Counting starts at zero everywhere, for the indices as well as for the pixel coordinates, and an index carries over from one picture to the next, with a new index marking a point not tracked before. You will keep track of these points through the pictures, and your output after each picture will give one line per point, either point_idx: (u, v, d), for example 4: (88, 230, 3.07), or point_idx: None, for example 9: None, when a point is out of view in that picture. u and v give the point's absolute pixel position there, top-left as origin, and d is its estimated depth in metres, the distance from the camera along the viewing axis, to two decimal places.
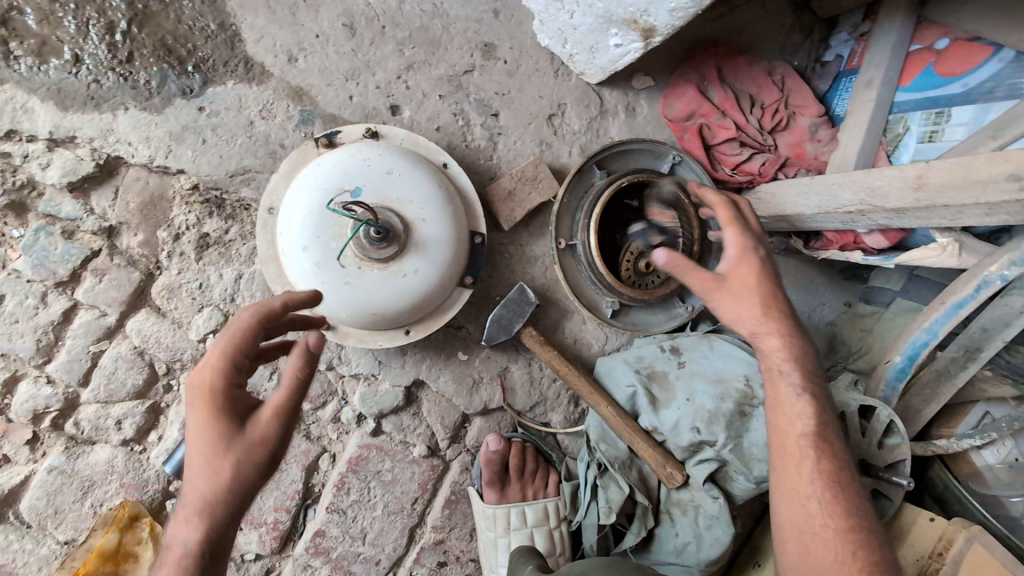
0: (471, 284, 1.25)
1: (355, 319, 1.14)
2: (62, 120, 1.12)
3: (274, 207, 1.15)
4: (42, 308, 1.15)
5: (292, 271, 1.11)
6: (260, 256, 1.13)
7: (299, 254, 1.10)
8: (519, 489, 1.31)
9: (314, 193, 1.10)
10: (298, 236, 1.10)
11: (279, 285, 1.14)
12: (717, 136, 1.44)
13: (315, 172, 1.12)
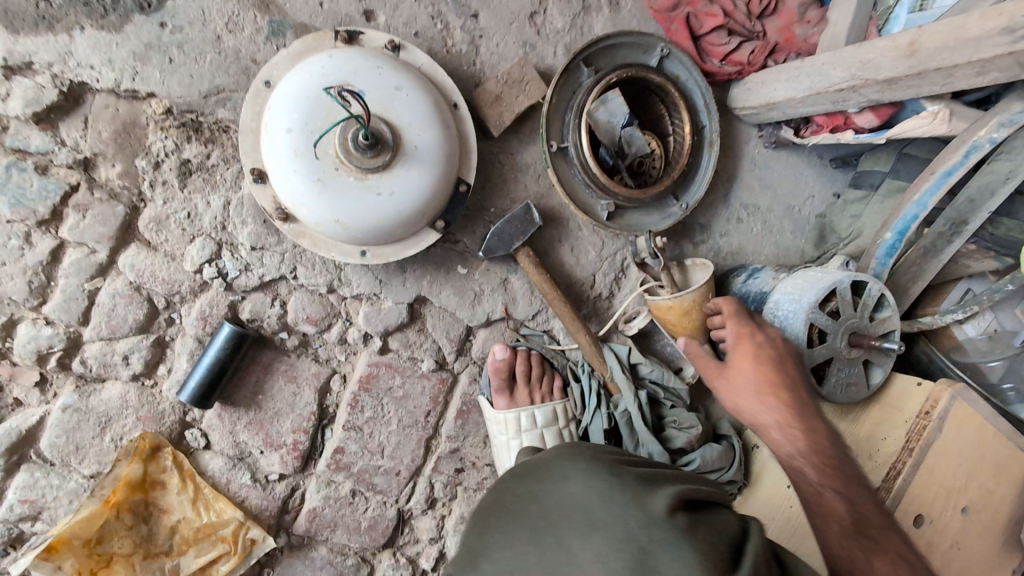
0: (443, 229, 1.23)
1: (314, 220, 1.11)
2: (16, 45, 1.06)
3: (270, 81, 1.10)
4: (29, 249, 1.12)
5: (267, 150, 1.08)
6: (243, 123, 1.10)
7: (278, 136, 1.06)
8: (527, 392, 1.34)
9: (314, 80, 1.06)
10: (283, 116, 1.06)
11: (251, 160, 1.11)
12: (705, 25, 1.40)
13: (322, 63, 1.08)
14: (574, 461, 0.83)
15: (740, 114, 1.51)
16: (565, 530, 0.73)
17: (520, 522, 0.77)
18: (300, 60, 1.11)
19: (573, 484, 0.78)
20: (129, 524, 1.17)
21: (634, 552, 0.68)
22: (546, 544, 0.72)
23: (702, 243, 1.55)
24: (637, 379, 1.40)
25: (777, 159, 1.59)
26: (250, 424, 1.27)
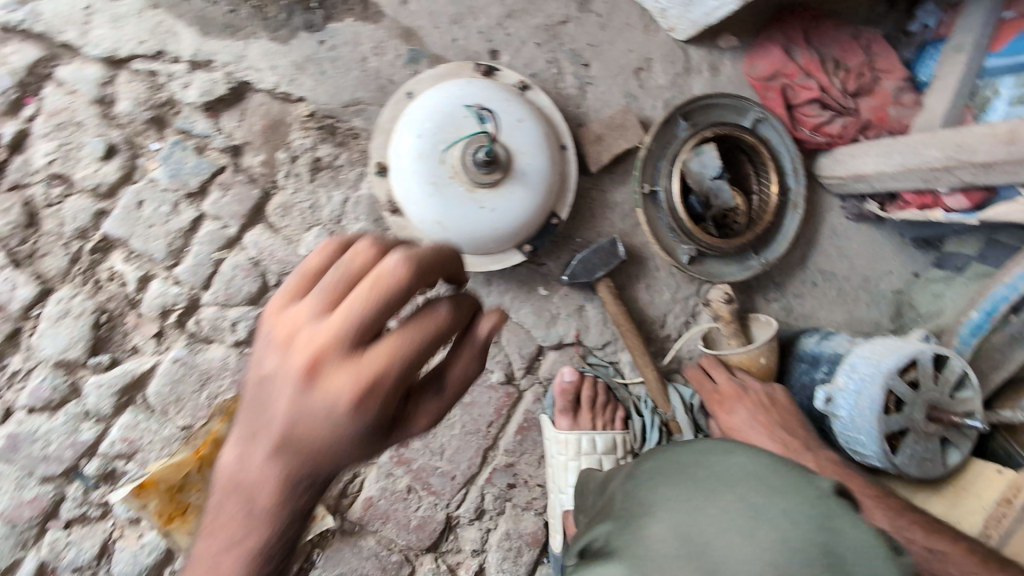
0: (527, 253, 1.32)
1: (419, 218, 1.22)
2: (203, 45, 1.24)
3: (412, 93, 1.25)
4: (175, 216, 1.27)
5: (394, 151, 1.22)
6: (379, 122, 1.24)
7: (408, 141, 1.20)
8: (590, 418, 1.40)
9: (450, 101, 1.21)
10: (417, 124, 1.20)
11: (378, 154, 1.24)
12: (800, 96, 1.48)
13: (458, 88, 1.23)
14: (732, 444, 0.64)
15: (825, 182, 1.58)
16: (734, 495, 0.56)
17: (679, 484, 0.58)
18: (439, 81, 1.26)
19: (738, 458, 0.60)
20: (207, 479, 1.26)
21: (753, 512, 0.54)
22: (699, 502, 0.56)
23: (775, 301, 1.58)
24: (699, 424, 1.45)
25: (858, 231, 1.62)
26: None
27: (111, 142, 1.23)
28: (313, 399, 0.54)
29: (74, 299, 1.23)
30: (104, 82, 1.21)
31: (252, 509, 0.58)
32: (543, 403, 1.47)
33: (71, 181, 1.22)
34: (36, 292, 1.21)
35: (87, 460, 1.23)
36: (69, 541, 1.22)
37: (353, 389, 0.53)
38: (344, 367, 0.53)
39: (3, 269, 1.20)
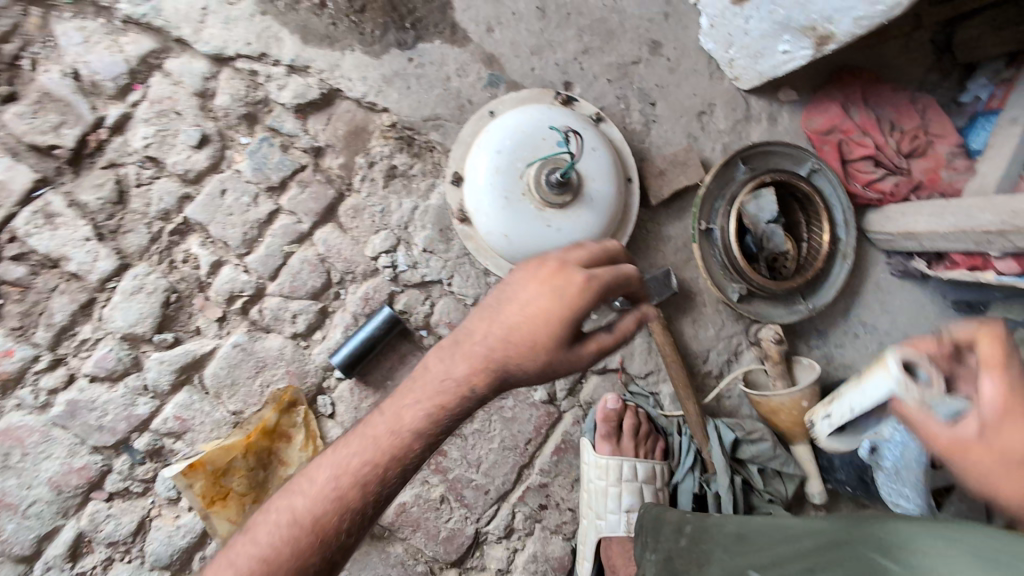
0: None
1: (487, 228, 1.28)
2: (302, 52, 1.32)
3: (495, 112, 1.36)
4: (253, 206, 1.33)
5: (473, 162, 1.30)
6: (461, 136, 1.35)
7: (488, 154, 1.28)
8: (632, 446, 1.40)
9: (532, 123, 1.30)
10: (498, 141, 1.29)
11: (456, 164, 1.35)
12: (855, 153, 1.54)
13: (540, 113, 1.32)
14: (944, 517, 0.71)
15: (874, 238, 1.61)
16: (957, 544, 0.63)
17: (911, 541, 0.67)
18: (522, 104, 1.36)
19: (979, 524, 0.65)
20: (251, 465, 1.27)
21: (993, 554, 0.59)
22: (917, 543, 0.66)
23: (816, 349, 1.60)
24: (742, 464, 1.47)
25: (901, 289, 1.66)
26: (374, 405, 1.37)
27: (205, 133, 1.30)
28: (543, 282, 0.83)
29: (149, 276, 1.27)
30: (207, 77, 1.29)
31: (439, 412, 0.85)
32: (582, 426, 1.48)
33: (162, 165, 1.29)
34: (114, 266, 1.26)
35: (138, 435, 1.25)
36: (108, 515, 1.23)
37: (577, 284, 0.82)
38: (574, 260, 0.84)
39: (87, 241, 1.25)
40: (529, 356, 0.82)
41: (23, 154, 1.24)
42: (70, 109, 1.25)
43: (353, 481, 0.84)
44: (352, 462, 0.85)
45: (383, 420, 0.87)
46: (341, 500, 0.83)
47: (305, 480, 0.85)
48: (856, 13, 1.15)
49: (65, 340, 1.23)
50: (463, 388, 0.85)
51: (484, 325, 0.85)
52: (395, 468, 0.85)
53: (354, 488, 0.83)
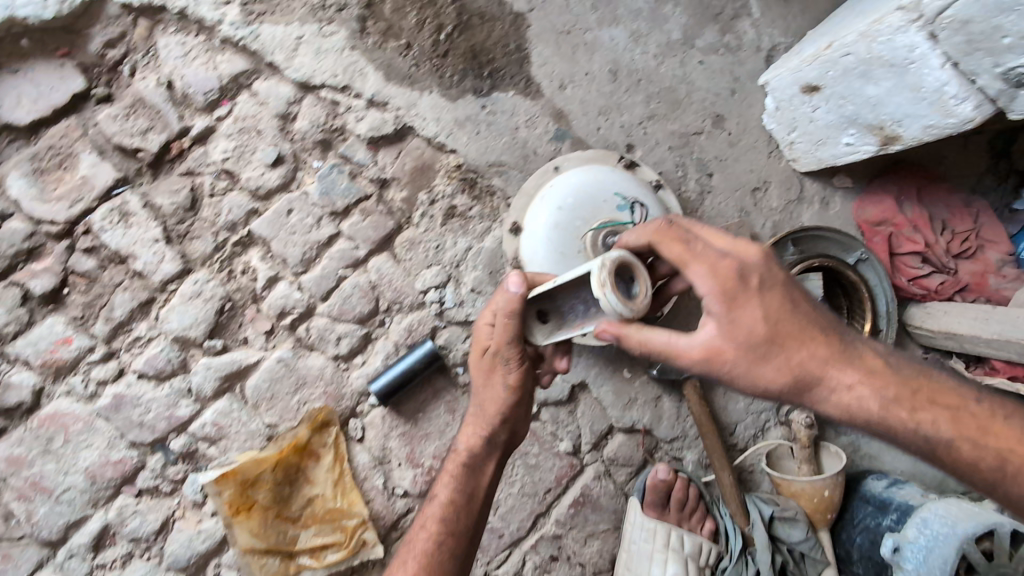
0: None
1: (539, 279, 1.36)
2: (383, 88, 1.37)
3: (559, 168, 1.42)
4: (316, 228, 1.37)
5: (533, 215, 1.37)
6: (527, 187, 1.41)
7: (550, 209, 1.35)
8: (677, 519, 1.43)
9: (595, 185, 1.36)
10: (560, 198, 1.35)
11: (517, 214, 1.41)
12: (904, 247, 1.55)
13: (603, 175, 1.38)
14: None
15: (915, 332, 1.60)
16: None
17: None
18: (586, 163, 1.42)
19: None
20: (278, 480, 1.30)
21: None
22: None
23: (844, 435, 1.60)
24: (776, 543, 1.42)
25: None
26: (403, 435, 1.39)
27: (281, 153, 1.35)
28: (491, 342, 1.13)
29: (208, 283, 1.32)
30: (291, 101, 1.35)
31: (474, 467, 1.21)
32: (601, 481, 1.49)
33: (236, 178, 1.34)
34: (178, 269, 1.30)
35: (175, 436, 1.28)
36: (135, 511, 1.26)
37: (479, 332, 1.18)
38: (475, 321, 1.19)
39: (156, 242, 1.30)
40: (486, 392, 1.19)
41: (109, 153, 1.30)
42: (159, 116, 1.31)
43: (427, 533, 1.16)
44: (417, 532, 1.17)
45: (426, 505, 1.21)
46: (423, 544, 1.15)
47: (398, 555, 1.16)
48: (927, 121, 1.18)
49: (120, 335, 1.27)
50: (459, 451, 1.22)
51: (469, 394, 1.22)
52: (443, 521, 1.17)
53: (427, 543, 1.15)
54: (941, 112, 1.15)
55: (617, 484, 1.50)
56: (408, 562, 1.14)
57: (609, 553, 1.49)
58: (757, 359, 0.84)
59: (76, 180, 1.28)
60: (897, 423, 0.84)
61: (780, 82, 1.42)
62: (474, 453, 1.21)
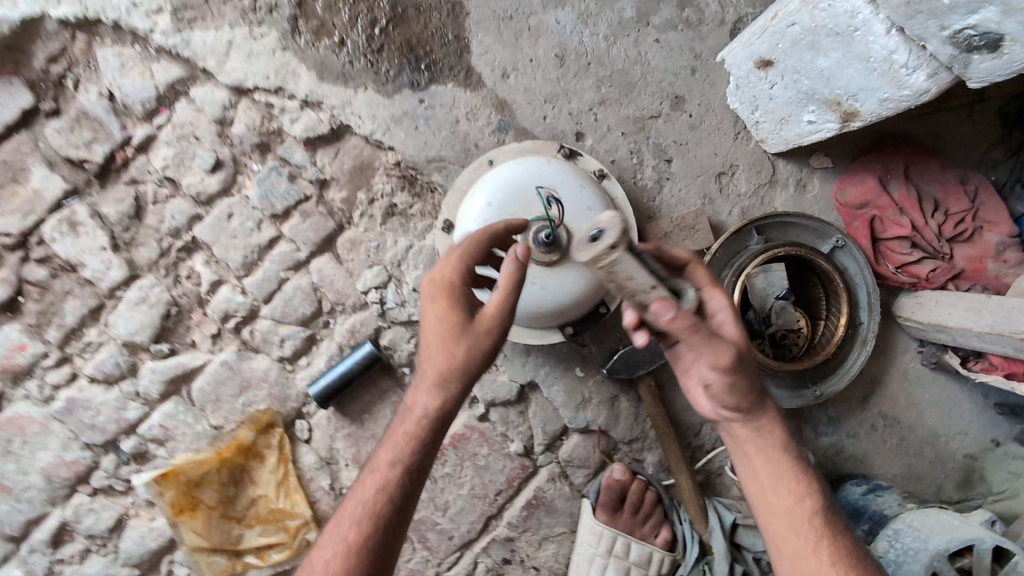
0: (570, 335, 1.33)
1: None
2: (317, 88, 1.36)
3: (493, 161, 1.35)
4: (257, 231, 1.38)
5: (464, 212, 1.31)
6: (456, 184, 1.34)
7: (479, 204, 1.28)
8: (630, 523, 1.38)
9: (527, 177, 1.29)
10: (490, 193, 1.28)
11: (448, 213, 1.34)
12: (889, 231, 1.42)
13: (537, 167, 1.31)
14: None
15: (904, 323, 1.46)
16: None
17: None
18: (523, 155, 1.35)
19: None
20: (223, 480, 1.32)
21: None
22: None
23: (824, 436, 1.49)
24: (739, 551, 1.35)
25: (932, 383, 1.50)
26: (348, 436, 1.39)
27: (220, 158, 1.36)
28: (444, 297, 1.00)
29: (153, 289, 1.35)
30: (226, 106, 1.35)
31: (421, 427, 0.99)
32: (556, 484, 1.44)
33: (178, 185, 1.36)
34: (124, 276, 1.34)
35: (125, 437, 1.32)
36: (90, 509, 1.31)
37: (459, 290, 0.99)
38: (453, 274, 1.00)
39: (103, 250, 1.34)
40: (463, 357, 0.96)
41: (58, 165, 1.35)
42: (102, 127, 1.34)
43: (378, 494, 0.97)
44: (368, 494, 0.97)
45: (378, 464, 1.00)
46: (374, 506, 0.97)
47: (346, 512, 0.98)
48: (881, 94, 1.08)
49: (72, 341, 1.32)
50: (421, 414, 0.99)
51: (431, 350, 0.98)
52: (399, 484, 0.98)
53: (378, 505, 0.97)
54: (894, 84, 1.05)
55: (574, 486, 1.45)
56: (358, 524, 0.96)
57: (565, 556, 1.44)
58: (740, 374, 0.87)
59: (28, 193, 1.34)
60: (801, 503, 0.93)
61: (736, 58, 1.31)
62: (440, 419, 0.99)
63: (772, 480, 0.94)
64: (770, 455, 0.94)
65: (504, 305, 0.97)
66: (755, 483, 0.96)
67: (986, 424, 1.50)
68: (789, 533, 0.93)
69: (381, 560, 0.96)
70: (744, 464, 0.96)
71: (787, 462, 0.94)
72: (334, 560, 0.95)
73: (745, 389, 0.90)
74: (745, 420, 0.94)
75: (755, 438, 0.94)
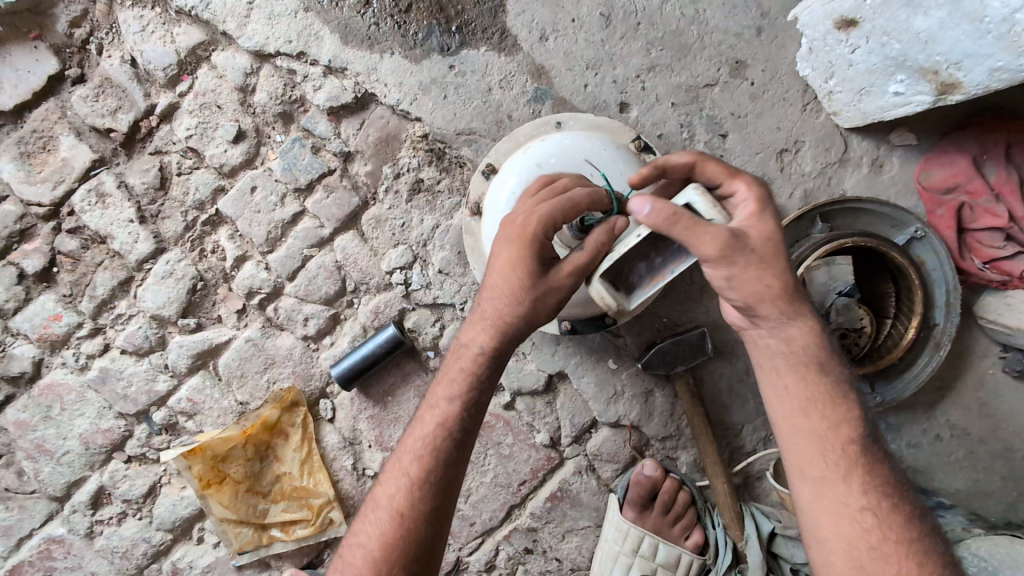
0: (567, 331, 1.26)
1: (490, 238, 1.20)
2: (341, 52, 1.27)
3: (562, 123, 1.23)
4: (280, 206, 1.33)
5: (512, 162, 1.20)
6: (516, 133, 1.23)
7: (527, 161, 1.17)
8: (661, 523, 1.32)
9: (589, 154, 1.17)
10: (543, 154, 1.17)
11: (494, 157, 1.23)
12: (979, 221, 1.23)
13: (606, 150, 1.18)
14: None
15: (986, 325, 1.30)
16: None
17: None
18: (594, 130, 1.22)
19: None
20: (249, 455, 1.34)
21: None
22: None
23: None
24: (776, 560, 1.28)
25: (1014, 394, 1.34)
26: (371, 418, 1.36)
27: (242, 128, 1.31)
28: (521, 247, 0.93)
29: (179, 263, 1.33)
30: (249, 73, 1.29)
31: (480, 370, 0.99)
32: (583, 477, 1.38)
33: (201, 156, 1.32)
34: (151, 249, 1.33)
35: (156, 409, 1.35)
36: (125, 475, 1.36)
37: (541, 242, 0.93)
38: (536, 225, 0.92)
39: (131, 223, 1.32)
40: (528, 306, 0.94)
41: (85, 134, 1.33)
42: (126, 95, 1.31)
43: (437, 429, 0.97)
44: (430, 428, 0.98)
45: (438, 399, 1.00)
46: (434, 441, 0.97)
47: (407, 448, 0.98)
48: (993, 63, 0.91)
49: (104, 312, 1.34)
50: (479, 352, 0.98)
51: (496, 294, 0.96)
52: (461, 420, 0.97)
53: (439, 440, 0.96)
54: (1012, 51, 0.87)
55: (601, 480, 1.38)
56: (420, 457, 0.97)
57: (588, 550, 1.40)
58: (769, 291, 0.87)
59: (58, 162, 1.33)
60: (822, 436, 0.85)
61: (811, 16, 1.15)
62: (496, 360, 0.99)
63: (801, 405, 0.87)
64: (797, 377, 0.88)
65: (583, 269, 0.94)
66: (784, 416, 0.89)
67: None
68: (813, 459, 0.85)
69: (445, 493, 0.96)
70: (771, 383, 0.90)
71: (816, 386, 0.87)
72: (398, 493, 0.96)
73: (774, 302, 0.87)
74: (773, 330, 0.89)
75: (786, 359, 0.89)
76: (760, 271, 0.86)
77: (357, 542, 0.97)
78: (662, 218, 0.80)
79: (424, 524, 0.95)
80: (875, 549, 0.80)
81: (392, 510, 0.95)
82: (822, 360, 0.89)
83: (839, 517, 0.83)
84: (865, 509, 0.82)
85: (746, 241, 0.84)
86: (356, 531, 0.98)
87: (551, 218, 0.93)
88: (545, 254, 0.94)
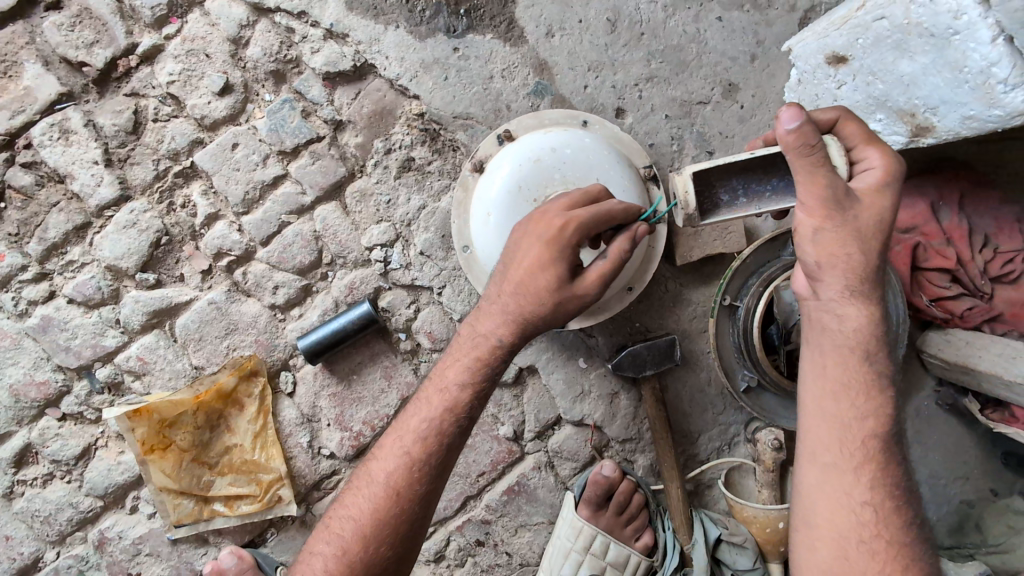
0: None
1: (481, 200, 1.20)
2: (344, 18, 1.24)
3: (587, 123, 1.25)
4: (261, 167, 1.28)
5: (533, 136, 1.20)
6: (547, 114, 1.25)
7: (544, 141, 1.18)
8: (613, 523, 1.33)
9: (603, 161, 1.18)
10: (564, 142, 1.18)
11: (513, 126, 1.24)
12: (930, 261, 1.30)
13: (619, 162, 1.20)
14: None
15: (927, 359, 1.40)
16: None
17: None
18: (613, 140, 1.25)
19: None
20: (199, 423, 1.27)
21: None
22: None
23: None
24: (718, 565, 1.31)
25: (943, 425, 1.44)
26: (333, 396, 1.31)
27: (230, 81, 1.26)
28: (552, 248, 0.93)
29: (144, 214, 1.26)
30: (244, 25, 1.25)
31: (493, 360, 0.99)
32: (541, 473, 1.39)
33: (182, 105, 1.26)
34: (114, 195, 1.25)
35: (101, 365, 1.26)
36: (57, 434, 1.26)
37: (570, 249, 0.93)
38: (570, 232, 0.92)
39: (95, 164, 1.24)
40: (551, 312, 0.95)
41: (54, 65, 1.24)
42: (105, 29, 1.24)
43: (444, 413, 0.97)
44: (433, 407, 0.98)
45: (446, 382, 0.99)
46: (438, 425, 0.97)
47: (410, 426, 0.98)
48: (966, 111, 0.97)
49: (54, 256, 1.25)
50: (495, 345, 0.98)
51: (520, 290, 0.95)
52: (469, 407, 0.98)
53: (444, 425, 0.97)
54: (984, 101, 0.94)
55: (559, 477, 1.39)
56: (422, 439, 0.96)
57: (539, 547, 1.40)
58: (844, 262, 0.82)
59: (20, 90, 1.24)
60: (848, 420, 0.83)
61: (805, 49, 1.22)
62: (510, 353, 0.99)
63: (835, 389, 0.84)
64: (841, 361, 0.85)
65: (605, 278, 0.96)
66: (817, 393, 0.86)
67: (990, 471, 1.44)
68: (828, 442, 0.84)
69: (438, 479, 0.97)
70: (813, 360, 0.88)
71: (857, 375, 0.84)
72: (395, 472, 0.95)
73: (842, 274, 0.83)
74: (827, 301, 0.85)
75: (830, 336, 0.86)
76: (843, 242, 0.82)
77: (346, 515, 0.97)
78: (793, 142, 0.78)
79: (415, 506, 0.95)
80: (867, 544, 0.80)
81: (387, 486, 0.95)
82: (872, 351, 0.84)
83: (838, 505, 0.82)
84: (865, 503, 0.81)
85: (852, 206, 0.81)
86: (345, 503, 0.98)
87: (586, 224, 0.93)
88: (574, 257, 0.94)
